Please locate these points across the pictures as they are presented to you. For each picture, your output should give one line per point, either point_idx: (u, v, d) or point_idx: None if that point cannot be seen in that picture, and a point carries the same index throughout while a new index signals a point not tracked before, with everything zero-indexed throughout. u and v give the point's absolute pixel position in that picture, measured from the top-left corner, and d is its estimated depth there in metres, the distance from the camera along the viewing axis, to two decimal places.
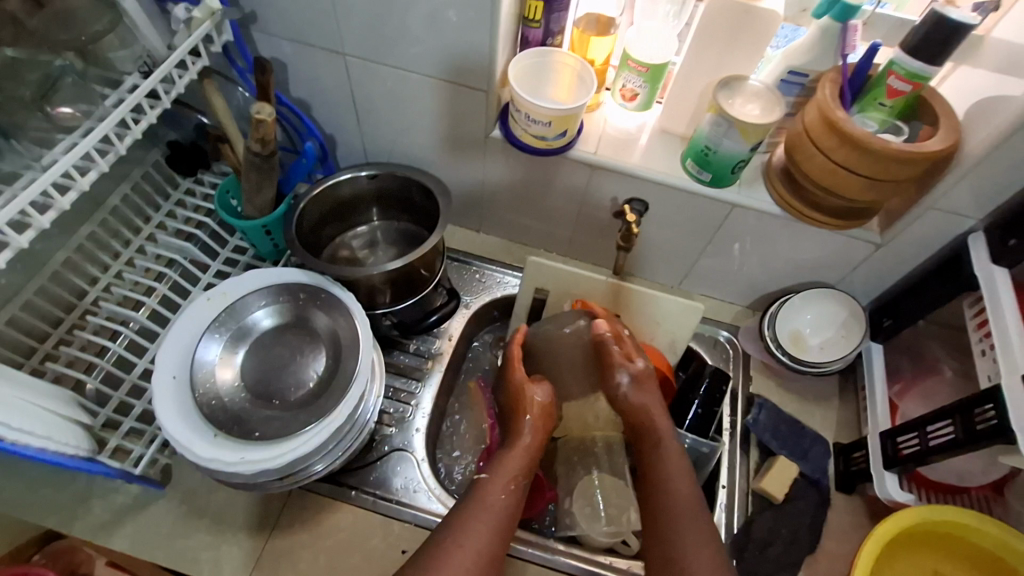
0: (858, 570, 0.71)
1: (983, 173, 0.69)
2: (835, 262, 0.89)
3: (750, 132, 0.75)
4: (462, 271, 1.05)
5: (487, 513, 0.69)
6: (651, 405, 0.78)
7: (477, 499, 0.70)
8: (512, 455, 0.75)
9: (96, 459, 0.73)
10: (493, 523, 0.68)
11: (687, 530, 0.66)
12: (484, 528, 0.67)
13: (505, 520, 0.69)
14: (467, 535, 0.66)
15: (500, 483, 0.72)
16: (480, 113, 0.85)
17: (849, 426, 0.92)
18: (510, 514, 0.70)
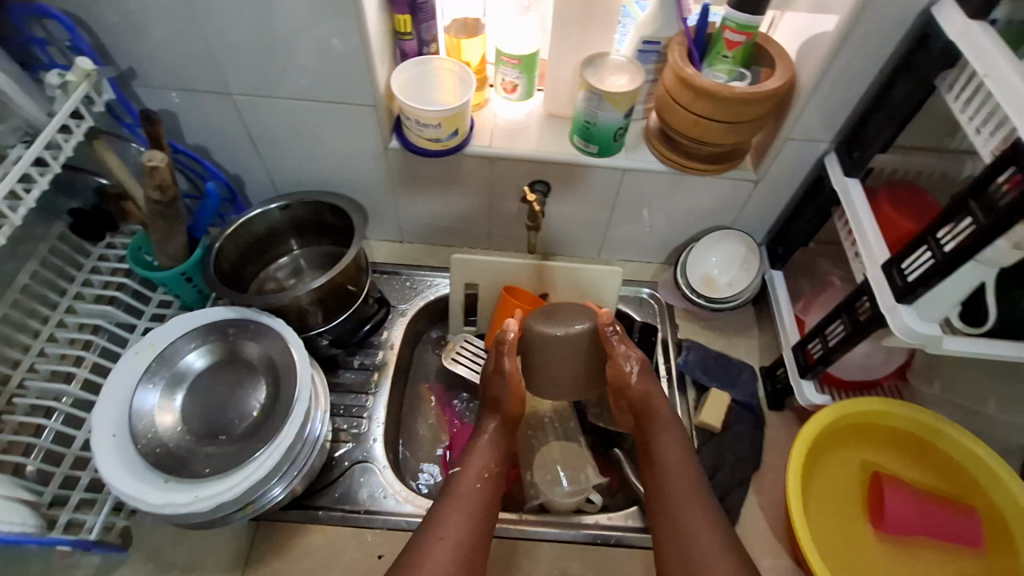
0: (793, 460, 0.77)
1: (820, 100, 0.79)
2: (725, 205, 0.98)
3: (619, 100, 0.82)
4: (393, 282, 1.08)
5: (459, 502, 0.72)
6: (652, 394, 0.80)
7: (452, 492, 0.73)
8: (479, 449, 0.79)
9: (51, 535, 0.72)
10: (472, 518, 0.71)
11: (692, 511, 0.69)
12: (461, 523, 0.70)
13: (480, 508, 0.72)
14: (446, 529, 0.69)
15: (470, 474, 0.76)
16: (376, 129, 0.89)
17: (769, 349, 1.00)
18: (485, 502, 0.73)
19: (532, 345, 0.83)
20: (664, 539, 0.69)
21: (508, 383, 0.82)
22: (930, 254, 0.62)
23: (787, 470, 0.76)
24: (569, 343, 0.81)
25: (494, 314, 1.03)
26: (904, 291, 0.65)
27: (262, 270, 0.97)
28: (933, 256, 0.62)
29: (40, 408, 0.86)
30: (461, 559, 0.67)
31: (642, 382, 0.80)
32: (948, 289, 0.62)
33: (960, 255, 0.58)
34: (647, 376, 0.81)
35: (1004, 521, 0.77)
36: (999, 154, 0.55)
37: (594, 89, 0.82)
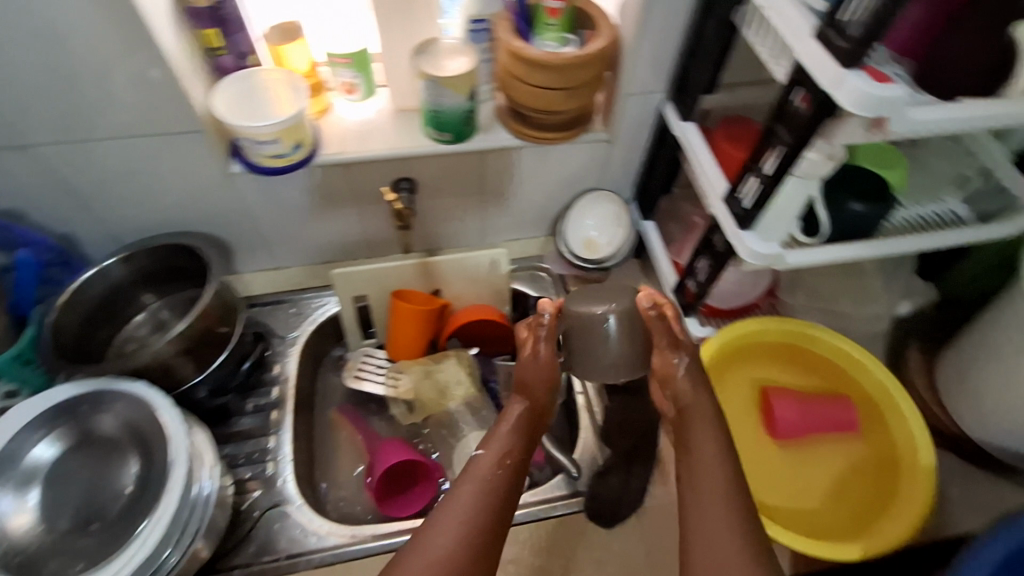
0: None
1: (643, 53, 0.82)
2: (588, 169, 1.00)
3: (457, 83, 0.81)
4: (277, 312, 1.02)
5: (457, 505, 0.62)
6: (703, 391, 0.73)
7: (470, 477, 0.65)
8: (502, 435, 0.70)
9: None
10: (478, 504, 0.62)
11: (721, 518, 0.59)
12: (460, 515, 0.61)
13: (495, 492, 0.64)
14: (440, 523, 0.60)
15: (492, 457, 0.68)
16: (211, 156, 0.83)
17: (658, 296, 1.05)
18: (501, 490, 0.65)
19: (570, 327, 0.77)
20: (691, 539, 0.60)
21: (539, 364, 0.78)
22: (757, 179, 0.67)
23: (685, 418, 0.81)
24: (602, 330, 0.75)
25: (389, 322, 1.00)
26: (744, 218, 0.70)
27: (118, 333, 0.88)
28: (760, 181, 0.67)
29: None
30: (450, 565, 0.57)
31: (689, 387, 0.73)
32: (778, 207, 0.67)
33: (777, 176, 0.63)
34: (698, 371, 0.74)
35: (873, 401, 0.86)
36: (788, 74, 0.60)
37: (429, 77, 0.81)
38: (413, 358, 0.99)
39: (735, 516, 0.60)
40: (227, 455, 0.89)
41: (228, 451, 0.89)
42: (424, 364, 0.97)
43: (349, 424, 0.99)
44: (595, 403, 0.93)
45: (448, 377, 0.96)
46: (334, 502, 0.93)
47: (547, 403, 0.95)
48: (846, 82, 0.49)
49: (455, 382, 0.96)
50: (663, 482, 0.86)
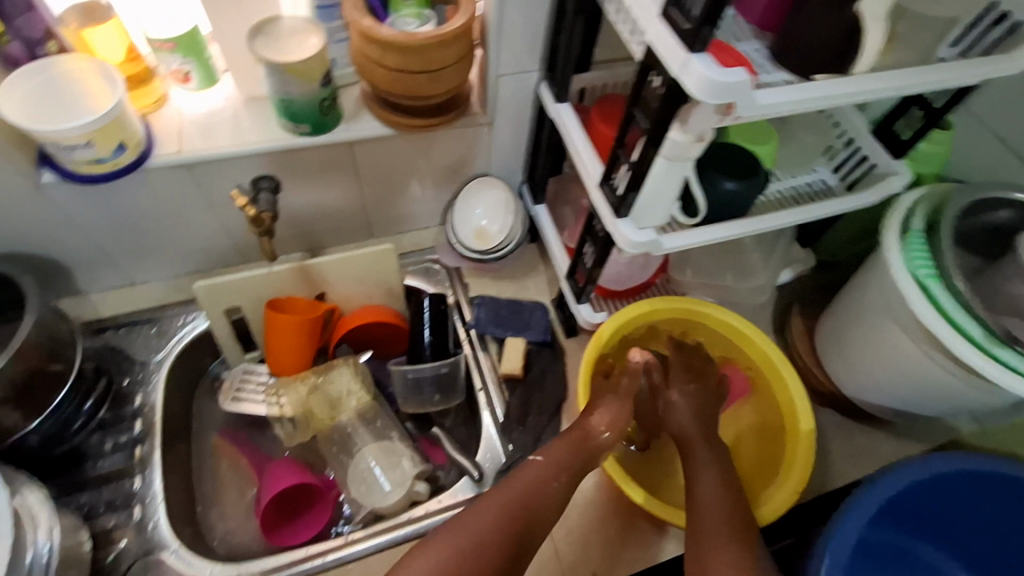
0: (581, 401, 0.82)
1: (508, 28, 0.77)
2: (471, 153, 0.95)
3: (302, 70, 0.73)
4: (135, 334, 0.91)
5: (501, 503, 0.67)
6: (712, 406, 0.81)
7: (507, 483, 0.69)
8: (571, 442, 0.74)
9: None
10: (524, 510, 0.67)
11: (714, 523, 0.67)
12: (496, 512, 0.66)
13: (525, 501, 0.68)
14: (461, 523, 0.66)
15: (535, 468, 0.71)
16: (7, 164, 0.69)
17: (556, 281, 1.03)
18: (533, 499, 0.68)
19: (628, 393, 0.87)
20: (690, 543, 0.67)
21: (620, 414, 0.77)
22: (627, 165, 0.65)
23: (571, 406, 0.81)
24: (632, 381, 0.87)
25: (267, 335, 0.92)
26: (620, 204, 0.67)
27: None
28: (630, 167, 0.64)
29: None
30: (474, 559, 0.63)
31: (690, 409, 0.80)
32: (651, 194, 0.64)
33: (643, 161, 0.61)
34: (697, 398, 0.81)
35: (759, 369, 0.89)
36: (642, 50, 0.56)
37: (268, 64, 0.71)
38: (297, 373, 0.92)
39: (732, 539, 0.66)
40: (84, 505, 0.79)
41: (86, 499, 0.79)
42: (307, 378, 0.90)
43: (237, 447, 0.92)
44: (495, 399, 0.90)
45: (336, 388, 0.90)
46: (221, 536, 0.85)
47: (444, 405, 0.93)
48: (692, 65, 0.47)
49: (343, 392, 0.90)
50: None
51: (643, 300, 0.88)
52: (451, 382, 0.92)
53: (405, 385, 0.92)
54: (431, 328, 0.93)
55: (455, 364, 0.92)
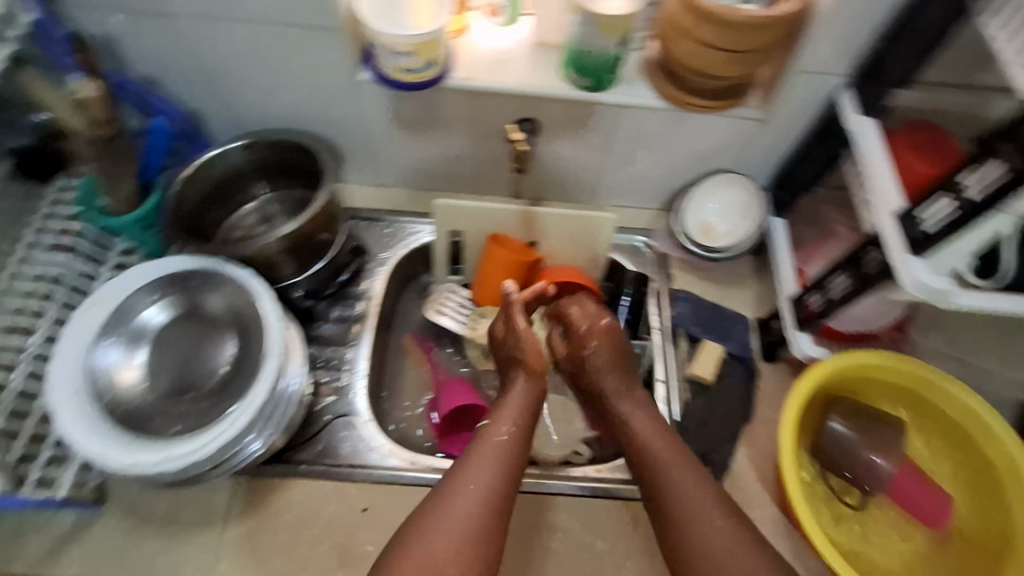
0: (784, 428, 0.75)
1: (837, 26, 0.70)
2: (727, 146, 0.90)
3: (613, 25, 0.74)
4: (373, 229, 1.01)
5: (486, 453, 0.70)
6: (616, 344, 0.84)
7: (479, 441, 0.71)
8: (506, 406, 0.76)
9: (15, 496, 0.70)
10: (518, 449, 0.72)
11: (702, 506, 0.66)
12: (490, 456, 0.69)
13: (508, 466, 0.69)
14: (471, 478, 0.67)
15: (502, 421, 0.74)
16: (342, 57, 0.79)
17: (767, 300, 0.96)
18: (513, 455, 0.71)
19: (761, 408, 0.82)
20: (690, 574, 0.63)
21: (527, 385, 0.79)
22: (953, 201, 0.57)
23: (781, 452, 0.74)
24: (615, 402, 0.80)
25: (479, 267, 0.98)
26: (921, 242, 0.60)
27: (225, 216, 0.90)
28: (957, 207, 0.57)
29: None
30: (470, 514, 0.64)
31: (540, 335, 0.81)
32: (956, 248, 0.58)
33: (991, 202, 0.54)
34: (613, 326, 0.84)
35: (993, 470, 0.76)
36: None
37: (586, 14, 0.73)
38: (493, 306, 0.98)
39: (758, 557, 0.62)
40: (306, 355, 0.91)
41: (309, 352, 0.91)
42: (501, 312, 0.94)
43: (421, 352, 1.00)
44: (675, 398, 0.87)
45: None
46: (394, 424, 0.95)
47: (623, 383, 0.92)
48: None
49: None
50: (731, 493, 0.82)
51: (875, 350, 0.80)
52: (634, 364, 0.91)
53: (589, 350, 0.92)
54: (629, 307, 0.94)
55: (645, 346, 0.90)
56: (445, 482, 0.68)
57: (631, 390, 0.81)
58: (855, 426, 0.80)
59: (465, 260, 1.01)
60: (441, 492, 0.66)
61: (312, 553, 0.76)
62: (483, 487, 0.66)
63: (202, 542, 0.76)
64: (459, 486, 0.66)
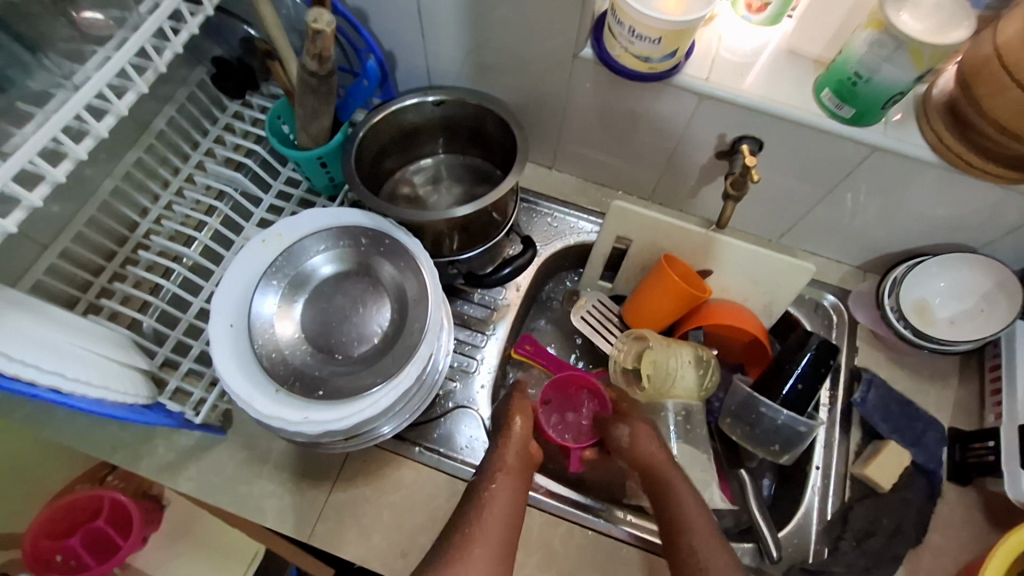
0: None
1: None
2: (989, 222, 0.73)
3: (925, 54, 0.59)
4: (534, 215, 0.93)
5: (489, 505, 0.63)
6: (648, 441, 0.74)
7: (475, 499, 0.64)
8: (502, 456, 0.69)
9: (153, 410, 0.69)
10: (513, 501, 0.64)
11: None
12: (499, 509, 0.63)
13: (510, 522, 0.63)
14: (478, 515, 0.62)
15: (488, 476, 0.67)
16: (571, 29, 0.70)
17: (971, 410, 0.80)
18: (507, 510, 0.63)
19: None
20: None
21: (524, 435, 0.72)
22: None
23: None
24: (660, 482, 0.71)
25: (643, 281, 0.87)
26: None
27: (393, 169, 0.85)
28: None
29: (159, 269, 0.83)
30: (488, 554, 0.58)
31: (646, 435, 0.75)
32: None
33: None
34: (651, 441, 0.74)
35: None
36: None
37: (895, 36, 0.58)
38: (645, 326, 0.87)
39: None
40: None
41: None
42: (654, 340, 0.81)
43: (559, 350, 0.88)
44: (831, 492, 0.77)
45: (676, 364, 0.82)
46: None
47: (773, 456, 0.80)
48: None
49: (682, 375, 0.82)
50: None
51: None
52: (792, 443, 0.78)
53: (743, 409, 0.81)
54: (803, 378, 0.78)
55: (813, 429, 0.77)
56: (458, 516, 0.63)
57: (658, 474, 0.71)
58: None
59: (627, 265, 0.89)
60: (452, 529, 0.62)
61: (410, 544, 0.73)
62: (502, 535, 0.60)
63: (306, 499, 0.75)
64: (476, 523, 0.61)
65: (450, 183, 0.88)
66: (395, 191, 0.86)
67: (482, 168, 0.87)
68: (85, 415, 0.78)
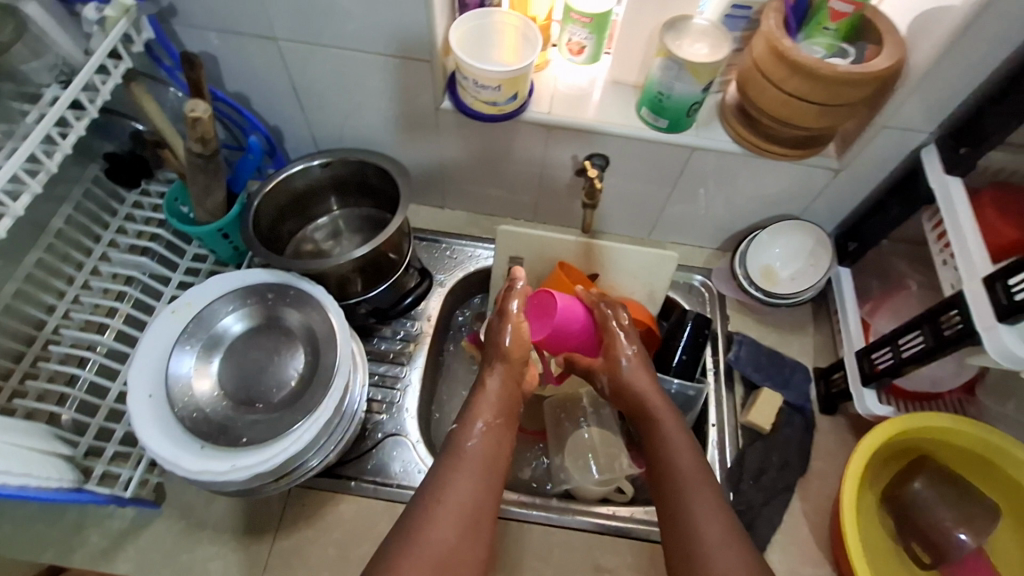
0: (847, 487, 0.73)
1: (930, 86, 0.70)
2: (798, 193, 0.89)
3: (702, 71, 0.74)
4: (434, 250, 1.02)
5: (466, 462, 0.64)
6: (639, 383, 0.75)
7: (452, 450, 0.66)
8: (482, 402, 0.71)
9: (81, 492, 0.70)
10: (491, 451, 0.67)
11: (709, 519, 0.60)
12: (476, 459, 0.65)
13: (489, 471, 0.65)
14: (452, 476, 0.63)
15: (468, 428, 0.68)
16: (429, 86, 0.82)
17: (826, 349, 0.95)
18: (489, 460, 0.65)
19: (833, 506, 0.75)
20: None
21: (506, 380, 0.73)
22: None
23: (842, 495, 0.73)
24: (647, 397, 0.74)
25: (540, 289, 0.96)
26: (1008, 310, 0.61)
27: (292, 228, 0.92)
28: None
29: (74, 358, 0.85)
30: (458, 517, 0.60)
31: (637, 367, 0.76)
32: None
33: None
34: (640, 369, 0.76)
35: None
36: None
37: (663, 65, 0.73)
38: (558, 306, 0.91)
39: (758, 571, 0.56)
40: None
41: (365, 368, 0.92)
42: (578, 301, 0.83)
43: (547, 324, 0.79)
44: (727, 442, 0.86)
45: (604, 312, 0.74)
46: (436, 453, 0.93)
47: None
48: None
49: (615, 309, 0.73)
50: (783, 549, 0.79)
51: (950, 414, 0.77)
52: (688, 406, 0.87)
53: None
54: (686, 349, 0.90)
55: (701, 390, 0.87)
56: (424, 482, 0.64)
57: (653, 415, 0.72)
58: (935, 492, 0.78)
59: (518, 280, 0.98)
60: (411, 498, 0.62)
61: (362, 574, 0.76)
62: (474, 492, 0.62)
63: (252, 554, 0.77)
64: (446, 494, 0.61)
65: (350, 233, 0.96)
66: (298, 249, 0.94)
67: (376, 216, 0.95)
68: (8, 519, 0.77)
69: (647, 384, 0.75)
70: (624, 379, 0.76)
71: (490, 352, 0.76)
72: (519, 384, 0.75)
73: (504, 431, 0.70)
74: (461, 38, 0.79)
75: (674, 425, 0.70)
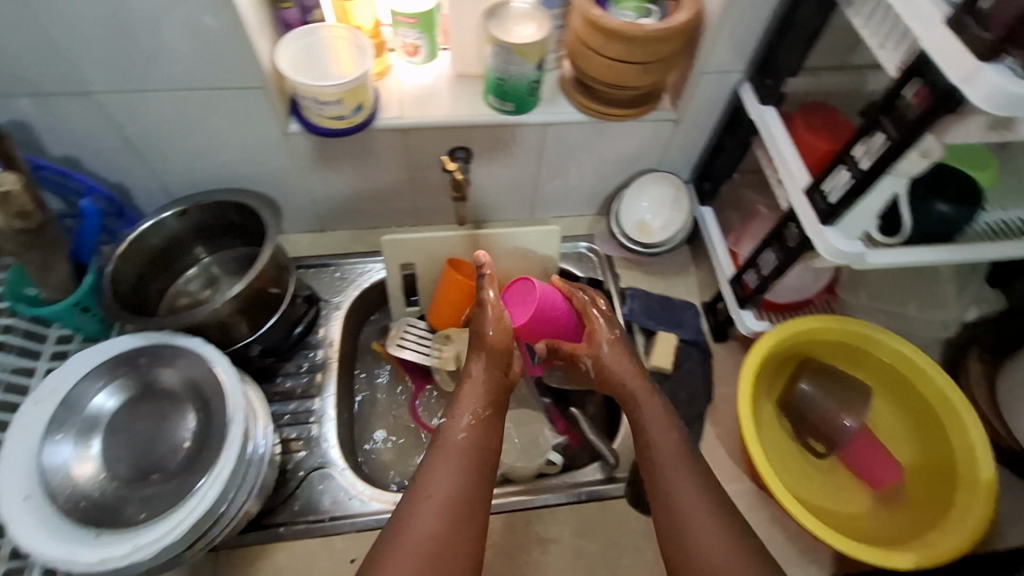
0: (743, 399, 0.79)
1: (728, 29, 0.77)
2: (650, 147, 0.96)
3: (529, 51, 0.77)
4: (322, 275, 1.00)
5: (451, 459, 0.66)
6: (622, 370, 0.76)
7: (443, 449, 0.67)
8: (466, 396, 0.72)
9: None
10: (479, 441, 0.69)
11: (690, 500, 0.65)
12: (461, 453, 0.67)
13: (477, 460, 0.67)
14: (442, 475, 0.65)
15: (456, 423, 0.70)
16: (270, 112, 0.80)
17: (708, 284, 1.02)
18: (476, 451, 0.68)
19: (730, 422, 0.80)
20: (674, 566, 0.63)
21: (489, 367, 0.74)
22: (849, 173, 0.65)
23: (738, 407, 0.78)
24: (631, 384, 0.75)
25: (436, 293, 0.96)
26: (828, 213, 0.68)
27: (159, 284, 0.87)
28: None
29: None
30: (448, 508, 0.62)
31: (618, 356, 0.77)
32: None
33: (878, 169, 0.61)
34: (625, 358, 0.77)
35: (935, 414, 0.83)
36: (904, 68, 0.59)
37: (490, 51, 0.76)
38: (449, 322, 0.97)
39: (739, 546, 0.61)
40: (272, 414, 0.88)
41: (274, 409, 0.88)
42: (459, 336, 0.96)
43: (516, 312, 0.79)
44: None
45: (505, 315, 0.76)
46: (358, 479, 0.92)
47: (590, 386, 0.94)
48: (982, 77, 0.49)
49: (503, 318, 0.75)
50: None
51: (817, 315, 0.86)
52: None
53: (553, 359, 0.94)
54: None
55: None
56: (412, 487, 0.65)
57: (636, 402, 0.74)
58: (818, 385, 0.87)
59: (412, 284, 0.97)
60: (404, 497, 0.64)
61: None
62: (464, 488, 0.64)
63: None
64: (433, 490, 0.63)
65: (226, 277, 0.91)
66: (170, 307, 0.89)
67: (250, 254, 0.92)
68: None
69: (626, 367, 0.76)
70: (604, 364, 0.77)
71: (476, 340, 0.76)
72: (505, 374, 0.75)
73: (493, 419, 0.72)
74: (292, 64, 0.79)
75: (656, 410, 0.73)
